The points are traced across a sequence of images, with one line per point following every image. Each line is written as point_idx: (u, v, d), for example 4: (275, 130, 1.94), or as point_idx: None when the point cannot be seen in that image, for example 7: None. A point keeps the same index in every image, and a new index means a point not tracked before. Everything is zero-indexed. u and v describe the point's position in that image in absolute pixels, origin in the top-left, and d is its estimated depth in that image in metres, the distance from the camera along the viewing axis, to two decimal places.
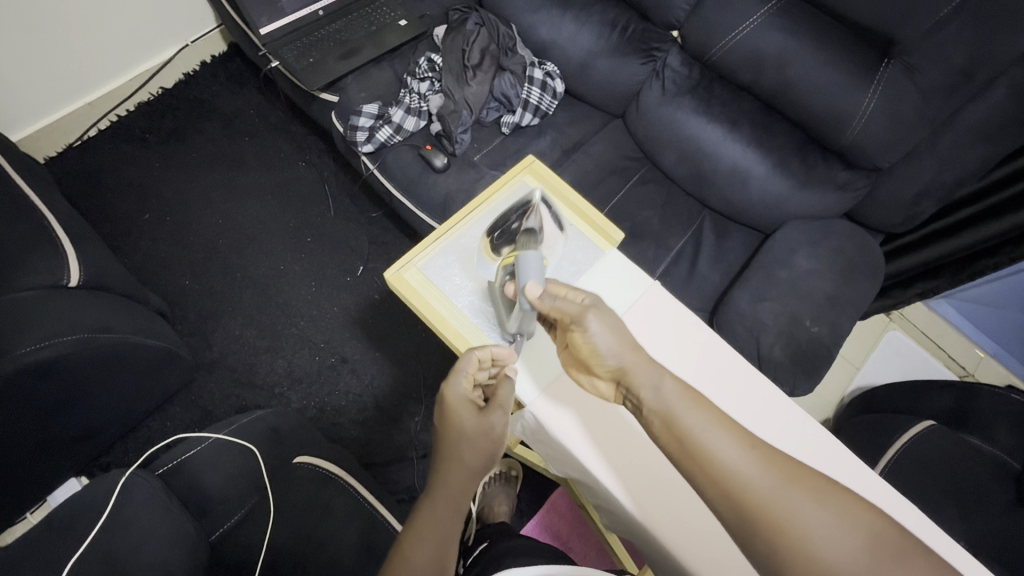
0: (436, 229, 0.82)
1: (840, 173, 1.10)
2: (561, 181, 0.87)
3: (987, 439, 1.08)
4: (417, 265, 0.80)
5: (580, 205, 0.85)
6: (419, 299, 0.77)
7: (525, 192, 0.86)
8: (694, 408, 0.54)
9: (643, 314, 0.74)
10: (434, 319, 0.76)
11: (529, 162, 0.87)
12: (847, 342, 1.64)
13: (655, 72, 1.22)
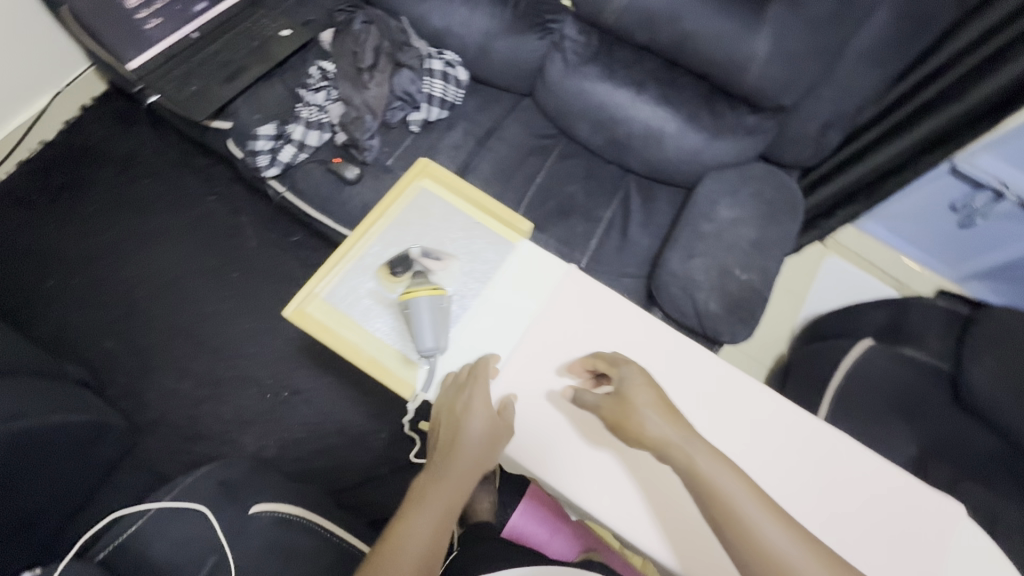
0: (335, 252, 0.78)
1: (748, 117, 1.11)
2: (458, 178, 0.85)
3: (919, 347, 1.15)
4: (320, 295, 0.76)
5: (481, 200, 0.83)
6: (329, 332, 0.74)
7: (423, 196, 0.83)
8: (732, 479, 0.58)
9: (566, 300, 0.75)
10: (347, 350, 0.74)
11: (422, 164, 0.84)
12: (788, 276, 1.70)
13: (554, 44, 1.19)
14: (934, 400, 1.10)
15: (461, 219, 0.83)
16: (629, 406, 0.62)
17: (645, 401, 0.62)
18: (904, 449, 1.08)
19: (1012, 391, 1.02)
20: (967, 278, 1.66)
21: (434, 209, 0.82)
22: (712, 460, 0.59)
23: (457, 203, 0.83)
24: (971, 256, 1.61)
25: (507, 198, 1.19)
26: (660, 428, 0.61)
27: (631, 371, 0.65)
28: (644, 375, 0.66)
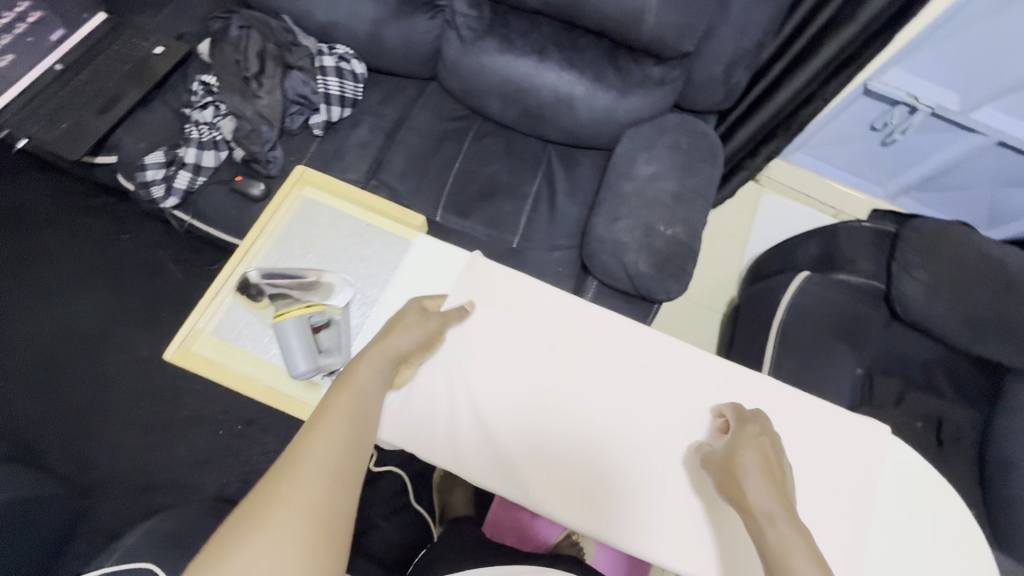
0: (213, 284, 0.75)
1: (653, 69, 1.08)
2: (340, 181, 0.83)
3: (852, 271, 1.17)
4: (204, 330, 0.74)
5: (369, 202, 0.82)
6: (216, 367, 0.72)
7: (308, 206, 0.81)
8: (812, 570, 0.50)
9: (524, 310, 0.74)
10: (237, 381, 0.72)
11: (298, 173, 0.81)
12: (730, 219, 1.71)
13: (446, 22, 1.13)
14: (871, 320, 1.13)
15: (351, 223, 0.80)
16: (734, 461, 0.61)
17: (749, 463, 0.61)
18: (850, 371, 1.11)
19: (939, 299, 1.05)
20: (897, 194, 1.70)
21: (318, 218, 0.80)
22: (789, 524, 0.55)
23: (345, 207, 0.81)
24: (899, 171, 1.64)
25: (427, 189, 1.15)
26: (754, 486, 0.59)
27: (749, 433, 0.64)
28: (773, 450, 0.63)
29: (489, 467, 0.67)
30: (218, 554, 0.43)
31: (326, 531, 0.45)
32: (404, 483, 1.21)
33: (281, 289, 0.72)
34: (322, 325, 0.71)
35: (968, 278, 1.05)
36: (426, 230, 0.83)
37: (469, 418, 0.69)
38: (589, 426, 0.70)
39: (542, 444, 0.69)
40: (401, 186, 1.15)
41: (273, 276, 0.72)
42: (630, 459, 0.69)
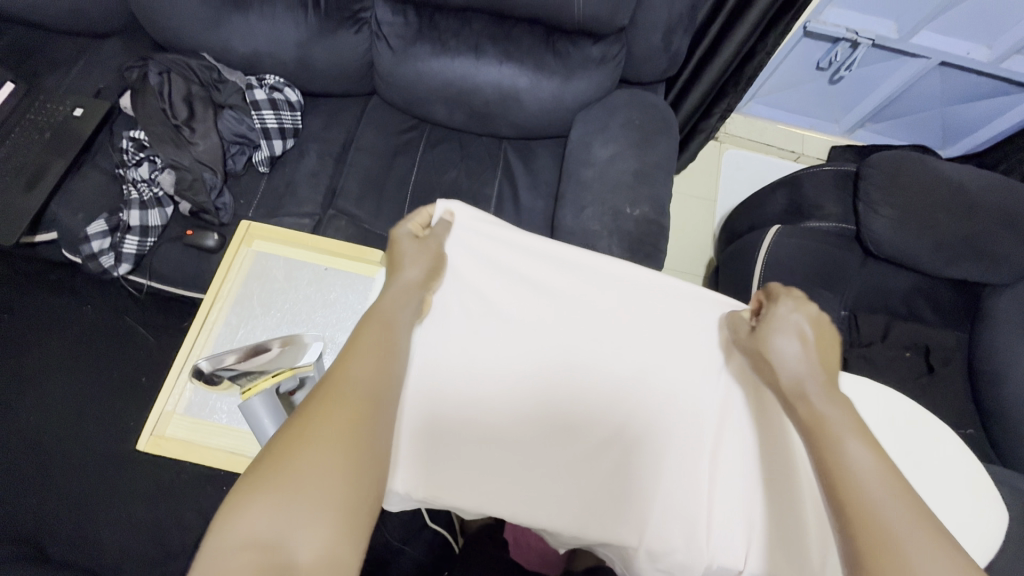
0: (173, 364, 0.72)
1: (592, 49, 1.06)
2: (290, 229, 0.80)
3: (821, 216, 1.17)
4: (176, 413, 0.70)
5: (323, 244, 0.79)
6: (195, 449, 0.68)
7: (261, 261, 0.78)
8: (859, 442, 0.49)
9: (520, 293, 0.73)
10: (218, 458, 0.68)
11: (244, 229, 0.78)
12: (697, 181, 1.71)
13: (374, 34, 1.09)
14: (847, 261, 1.15)
15: (309, 270, 0.77)
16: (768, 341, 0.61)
17: (784, 344, 0.60)
18: (835, 315, 1.13)
19: (908, 231, 1.06)
20: (853, 128, 1.71)
21: (273, 272, 0.77)
22: (827, 392, 0.54)
23: (299, 255, 0.78)
24: (852, 106, 1.65)
25: (388, 208, 1.11)
26: (799, 364, 0.57)
27: (786, 307, 0.62)
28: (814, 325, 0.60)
29: (490, 488, 0.63)
30: (257, 483, 0.40)
31: (356, 454, 0.43)
32: (416, 506, 1.18)
33: (237, 368, 0.62)
34: (295, 387, 0.64)
35: (933, 204, 1.06)
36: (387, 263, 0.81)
37: (464, 443, 0.65)
38: (585, 426, 0.66)
39: (540, 454, 0.65)
40: (360, 210, 1.11)
41: (227, 359, 0.61)
42: (632, 451, 0.65)
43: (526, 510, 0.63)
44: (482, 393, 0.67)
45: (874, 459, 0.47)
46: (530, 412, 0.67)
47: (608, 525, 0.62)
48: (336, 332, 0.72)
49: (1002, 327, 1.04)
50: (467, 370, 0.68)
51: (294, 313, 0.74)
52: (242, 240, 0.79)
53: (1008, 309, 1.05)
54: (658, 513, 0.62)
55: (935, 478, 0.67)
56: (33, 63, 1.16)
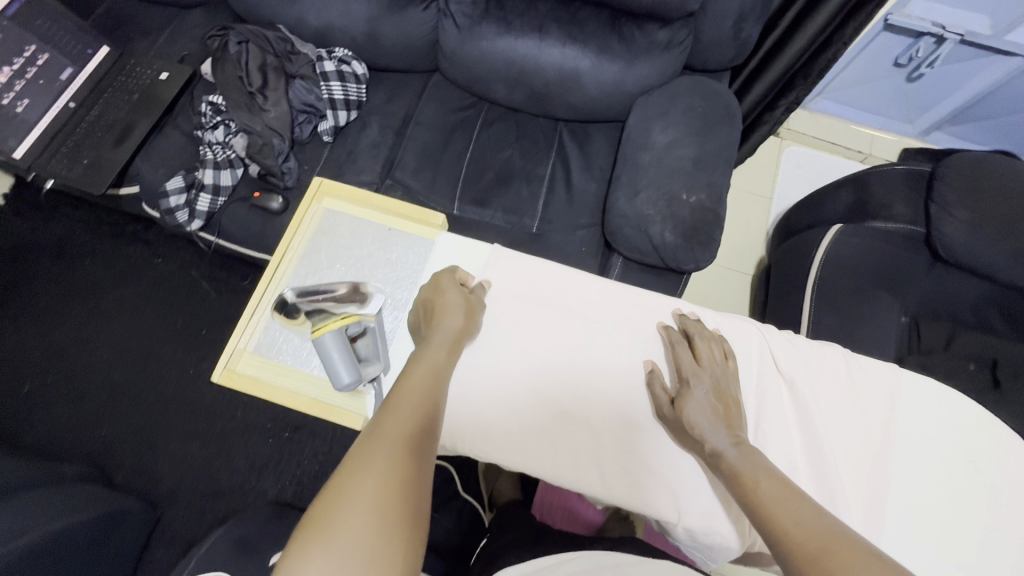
0: (247, 305, 0.76)
1: (658, 33, 1.04)
2: (358, 189, 0.82)
3: (889, 217, 1.11)
4: (246, 351, 0.74)
5: (388, 206, 0.81)
6: (262, 385, 0.72)
7: (329, 217, 0.81)
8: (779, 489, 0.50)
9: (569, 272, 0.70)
10: (284, 396, 0.72)
11: (317, 186, 0.81)
12: (754, 176, 1.65)
13: (441, 12, 1.10)
14: (913, 265, 1.09)
15: (373, 230, 0.79)
16: (683, 413, 0.58)
17: (698, 411, 0.57)
18: (894, 321, 1.08)
19: (984, 237, 1.00)
20: (928, 130, 1.62)
21: (340, 228, 0.79)
22: (743, 453, 0.54)
23: (365, 213, 0.81)
24: (929, 106, 1.55)
25: (443, 182, 1.14)
26: (710, 430, 0.56)
27: (701, 388, 0.59)
28: (717, 393, 0.59)
29: (529, 444, 0.61)
30: (313, 533, 0.40)
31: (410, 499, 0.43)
32: (449, 476, 1.22)
33: (317, 304, 0.64)
34: (358, 334, 0.66)
35: (1015, 211, 0.99)
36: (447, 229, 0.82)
37: (508, 396, 0.63)
38: (625, 394, 0.64)
39: (582, 416, 0.63)
40: (416, 182, 1.14)
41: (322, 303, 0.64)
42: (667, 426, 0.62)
43: (568, 469, 0.61)
44: (522, 364, 0.64)
45: (791, 500, 0.48)
46: (573, 376, 0.64)
47: (643, 498, 0.60)
48: (395, 289, 0.74)
49: None
50: (510, 339, 0.66)
51: (357, 268, 0.76)
52: (312, 197, 0.83)
53: None
54: (703, 489, 0.59)
55: (1003, 489, 0.63)
56: (127, 29, 1.25)
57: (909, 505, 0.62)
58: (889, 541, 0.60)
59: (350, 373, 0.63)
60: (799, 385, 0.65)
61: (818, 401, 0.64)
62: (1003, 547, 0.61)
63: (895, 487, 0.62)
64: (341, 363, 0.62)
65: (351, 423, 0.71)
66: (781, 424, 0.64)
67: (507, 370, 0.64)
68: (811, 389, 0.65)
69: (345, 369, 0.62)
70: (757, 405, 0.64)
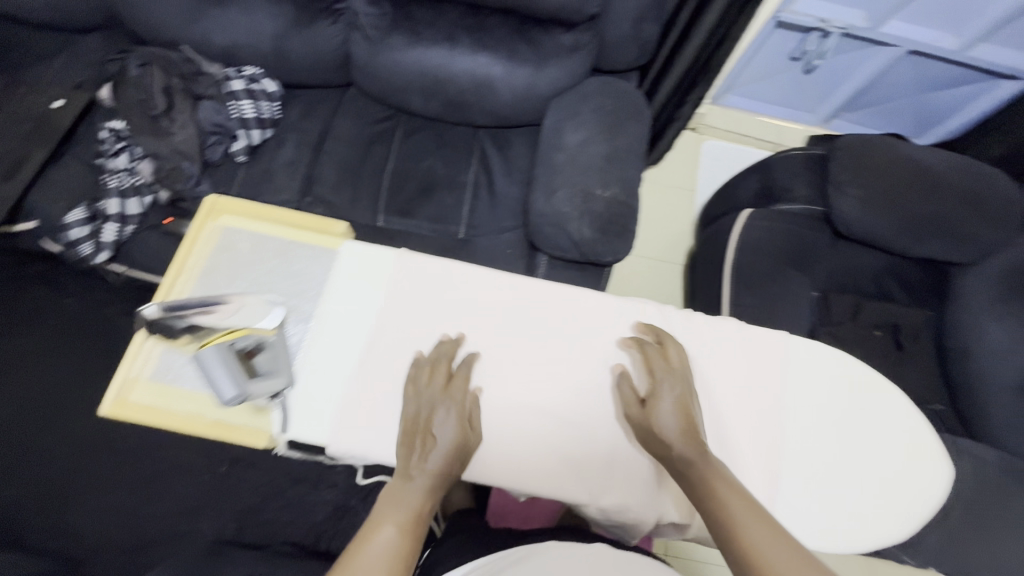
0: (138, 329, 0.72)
1: (563, 38, 1.08)
2: (258, 204, 0.77)
3: (792, 199, 1.19)
4: (140, 378, 0.70)
5: (289, 219, 0.76)
6: (158, 413, 0.68)
7: (225, 234, 0.74)
8: (743, 503, 0.51)
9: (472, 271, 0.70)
10: (179, 420, 0.68)
11: (210, 203, 0.76)
12: (676, 171, 1.73)
13: (350, 25, 1.10)
14: (817, 243, 1.17)
15: (272, 244, 0.73)
16: (650, 412, 0.60)
17: (669, 420, 0.59)
18: (806, 296, 1.15)
19: (873, 212, 1.08)
20: (829, 118, 1.74)
21: (238, 245, 0.73)
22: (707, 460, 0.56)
23: (263, 227, 0.75)
24: (827, 96, 1.68)
25: (366, 196, 1.13)
26: (674, 432, 0.58)
27: (667, 386, 0.61)
28: (683, 399, 0.61)
29: None
30: None
31: None
32: None
33: (191, 320, 0.64)
34: (252, 348, 0.61)
35: (896, 186, 1.09)
36: (350, 237, 0.77)
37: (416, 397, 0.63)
38: (534, 383, 0.65)
39: (494, 409, 0.63)
40: (338, 198, 1.12)
41: (195, 322, 0.64)
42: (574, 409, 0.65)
43: (478, 464, 0.61)
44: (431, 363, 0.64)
45: (754, 515, 0.50)
46: (484, 371, 0.65)
47: (554, 482, 0.61)
48: (298, 300, 0.69)
49: (969, 307, 1.10)
50: (416, 340, 0.66)
51: (257, 284, 0.71)
52: (208, 215, 0.77)
53: (975, 288, 1.11)
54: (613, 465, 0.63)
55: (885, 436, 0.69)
56: (15, 57, 1.18)
57: (802, 462, 0.66)
58: (785, 497, 0.64)
59: (239, 386, 0.59)
60: (696, 360, 0.68)
61: (714, 374, 0.68)
62: (884, 490, 0.67)
63: (790, 448, 0.67)
64: (229, 376, 0.59)
65: (252, 442, 0.67)
66: None
67: (414, 372, 0.64)
68: (708, 362, 0.69)
69: (231, 380, 0.59)
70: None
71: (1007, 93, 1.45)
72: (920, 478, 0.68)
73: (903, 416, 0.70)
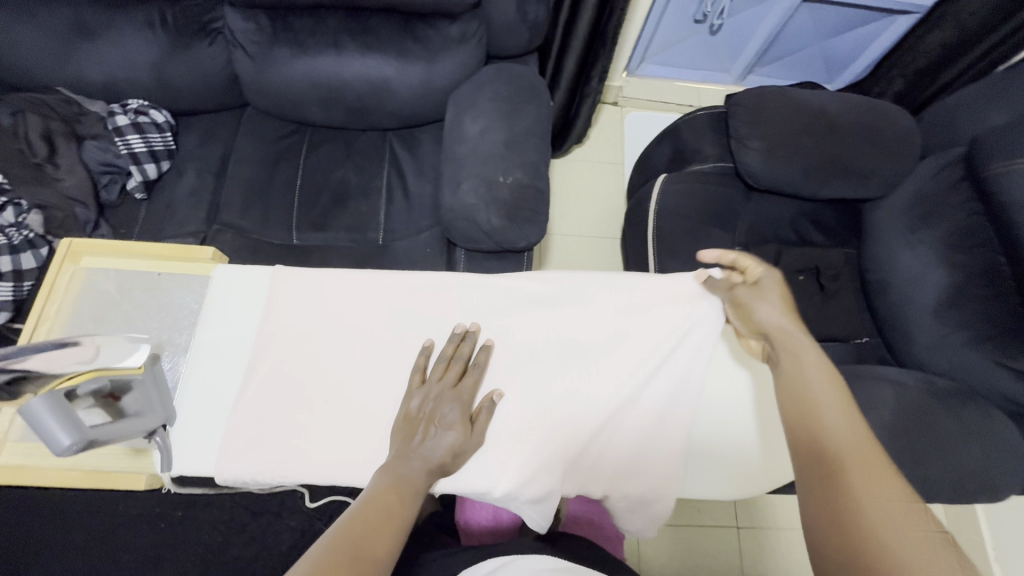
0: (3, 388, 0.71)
1: (450, 30, 1.07)
2: (117, 240, 0.74)
3: (703, 158, 1.21)
4: (9, 439, 0.69)
5: (151, 251, 0.73)
6: (28, 470, 0.68)
7: (88, 278, 0.71)
8: (828, 388, 0.60)
9: (352, 281, 0.71)
10: (53, 473, 0.67)
11: (65, 247, 0.72)
12: (603, 146, 1.73)
13: (230, 43, 1.08)
14: (733, 198, 1.19)
15: (139, 280, 0.71)
16: (753, 292, 0.69)
17: (769, 302, 0.68)
18: (728, 252, 1.16)
19: (777, 160, 1.11)
20: (743, 75, 1.77)
21: (104, 286, 0.70)
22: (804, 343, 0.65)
23: (126, 264, 0.72)
24: (737, 54, 1.70)
25: (276, 215, 1.10)
26: (772, 316, 0.67)
27: (770, 275, 0.70)
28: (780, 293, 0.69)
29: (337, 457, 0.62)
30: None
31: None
32: None
33: (12, 372, 0.53)
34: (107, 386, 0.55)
35: (794, 132, 1.11)
36: (219, 260, 0.74)
37: (305, 414, 0.63)
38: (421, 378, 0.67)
39: (382, 409, 0.64)
40: (246, 221, 1.09)
41: (24, 372, 0.53)
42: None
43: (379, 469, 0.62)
44: (320, 377, 0.65)
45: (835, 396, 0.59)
46: (368, 374, 0.66)
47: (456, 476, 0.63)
48: (178, 333, 0.68)
49: (883, 237, 1.13)
50: (304, 356, 0.66)
51: (128, 323, 0.68)
52: (64, 258, 0.73)
53: (885, 218, 1.14)
54: (511, 450, 0.65)
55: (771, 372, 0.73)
56: None
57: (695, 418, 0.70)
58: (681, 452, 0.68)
59: (83, 433, 0.53)
60: (584, 335, 0.71)
61: (604, 344, 0.71)
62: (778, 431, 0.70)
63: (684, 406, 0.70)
64: (66, 424, 0.52)
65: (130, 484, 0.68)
66: (575, 373, 0.69)
67: (302, 390, 0.64)
68: (596, 332, 0.71)
69: (71, 429, 0.52)
70: (551, 360, 0.70)
71: (902, 28, 1.49)
72: None
73: None
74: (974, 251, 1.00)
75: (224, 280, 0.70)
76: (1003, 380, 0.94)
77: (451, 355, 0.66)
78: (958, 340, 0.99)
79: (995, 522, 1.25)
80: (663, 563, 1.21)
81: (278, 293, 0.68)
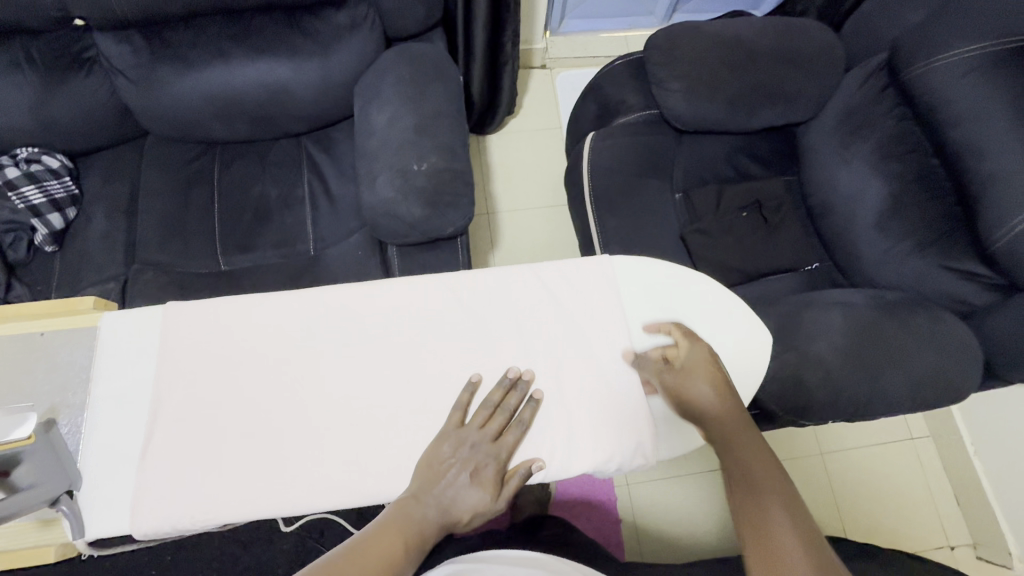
0: None
1: (339, 19, 1.01)
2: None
3: (628, 109, 1.17)
4: None
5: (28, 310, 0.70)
6: None
7: None
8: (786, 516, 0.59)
9: (244, 309, 0.68)
10: None
11: None
12: (538, 112, 1.68)
13: (109, 73, 1.01)
14: (664, 145, 1.16)
15: (19, 343, 0.69)
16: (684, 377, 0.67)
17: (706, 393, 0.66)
18: (667, 202, 1.14)
19: (696, 100, 1.08)
20: (668, 15, 1.72)
21: None
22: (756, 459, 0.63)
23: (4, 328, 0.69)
24: None
25: (198, 244, 1.06)
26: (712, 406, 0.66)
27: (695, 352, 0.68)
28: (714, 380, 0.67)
29: (258, 492, 0.61)
30: None
31: None
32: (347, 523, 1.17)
33: None
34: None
35: (706, 69, 1.08)
36: (103, 308, 0.71)
37: (218, 451, 0.62)
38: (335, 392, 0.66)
39: (300, 430, 0.64)
40: (168, 256, 1.04)
41: None
42: (381, 401, 0.66)
43: (307, 497, 0.61)
44: (231, 414, 0.64)
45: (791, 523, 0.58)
46: (281, 398, 0.65)
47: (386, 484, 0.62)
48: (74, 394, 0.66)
49: (815, 158, 1.11)
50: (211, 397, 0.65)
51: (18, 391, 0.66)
52: None
53: (815, 139, 1.12)
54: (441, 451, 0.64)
55: (692, 317, 0.73)
56: None
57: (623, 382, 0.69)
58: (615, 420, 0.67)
59: None
60: (496, 322, 0.70)
61: (518, 327, 0.70)
62: None
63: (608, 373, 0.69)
64: None
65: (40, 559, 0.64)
66: (495, 360, 0.68)
67: (215, 430, 0.63)
68: (509, 316, 0.70)
69: None
70: (466, 353, 0.68)
71: None
72: (736, 356, 0.72)
73: (709, 304, 0.74)
74: (904, 158, 0.99)
75: (110, 332, 0.67)
76: (950, 282, 0.94)
77: (498, 402, 0.65)
78: (902, 251, 0.98)
79: (972, 418, 1.27)
80: (656, 519, 1.22)
81: (169, 336, 0.66)
